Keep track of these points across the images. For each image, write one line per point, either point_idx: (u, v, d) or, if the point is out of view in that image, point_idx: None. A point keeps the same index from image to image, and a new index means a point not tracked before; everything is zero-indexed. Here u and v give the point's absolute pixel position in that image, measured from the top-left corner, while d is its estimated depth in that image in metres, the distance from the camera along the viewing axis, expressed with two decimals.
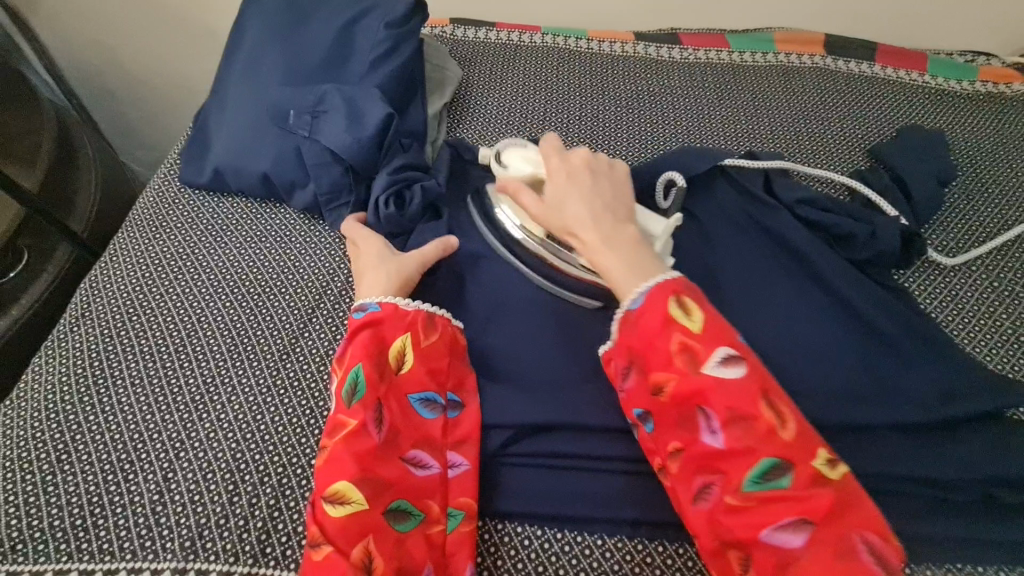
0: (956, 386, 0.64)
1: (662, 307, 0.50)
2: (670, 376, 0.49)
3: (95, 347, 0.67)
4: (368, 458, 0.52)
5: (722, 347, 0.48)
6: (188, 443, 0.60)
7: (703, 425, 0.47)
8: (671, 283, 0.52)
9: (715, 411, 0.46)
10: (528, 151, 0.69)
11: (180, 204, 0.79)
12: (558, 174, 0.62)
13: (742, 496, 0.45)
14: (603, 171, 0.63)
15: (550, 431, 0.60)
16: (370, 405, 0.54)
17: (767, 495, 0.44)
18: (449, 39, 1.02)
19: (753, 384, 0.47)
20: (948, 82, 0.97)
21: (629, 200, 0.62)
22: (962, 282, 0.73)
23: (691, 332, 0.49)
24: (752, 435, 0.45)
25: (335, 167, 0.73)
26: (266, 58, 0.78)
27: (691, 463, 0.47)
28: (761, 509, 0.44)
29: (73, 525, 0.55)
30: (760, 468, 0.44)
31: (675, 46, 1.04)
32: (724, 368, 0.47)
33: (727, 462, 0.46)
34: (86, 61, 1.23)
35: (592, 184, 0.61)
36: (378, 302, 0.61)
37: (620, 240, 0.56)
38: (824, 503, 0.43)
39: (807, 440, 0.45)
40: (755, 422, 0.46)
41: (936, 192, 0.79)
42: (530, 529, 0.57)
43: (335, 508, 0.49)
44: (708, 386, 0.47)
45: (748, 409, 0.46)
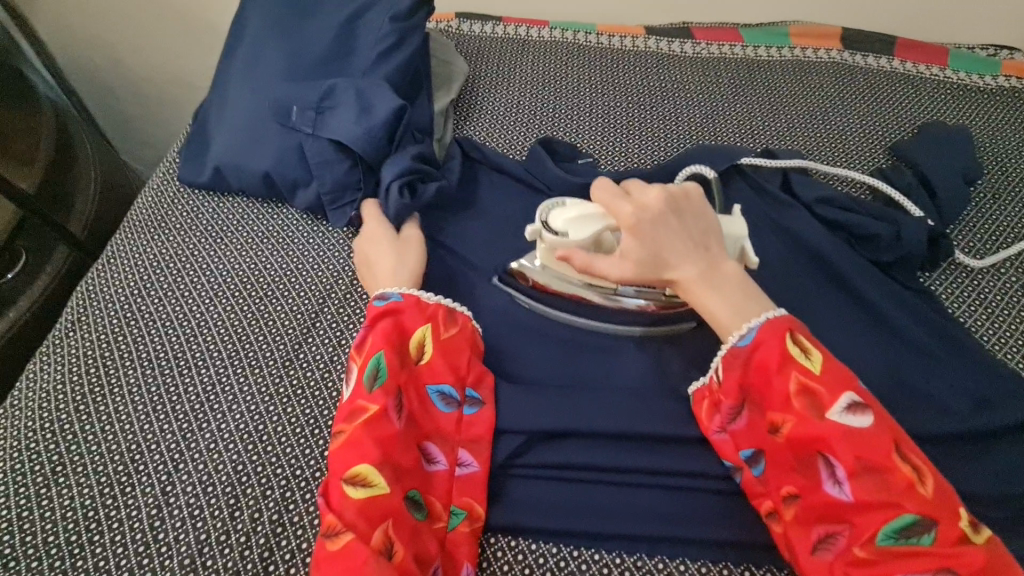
0: (988, 395, 0.61)
1: (778, 346, 0.48)
2: (787, 419, 0.47)
3: (93, 354, 0.65)
4: (390, 444, 0.50)
5: (847, 393, 0.46)
6: (188, 455, 0.57)
7: (824, 474, 0.45)
8: (783, 324, 0.49)
9: (840, 460, 0.44)
10: (571, 206, 0.60)
11: (180, 205, 0.77)
12: (639, 228, 0.54)
13: (874, 550, 0.42)
14: (684, 207, 0.56)
15: (564, 442, 0.57)
16: (392, 391, 0.53)
17: (902, 550, 0.42)
18: (455, 34, 0.99)
19: (883, 434, 0.44)
20: (969, 76, 0.94)
21: (714, 229, 0.56)
22: (991, 284, 0.71)
23: (811, 372, 0.47)
24: (885, 487, 0.43)
25: (339, 165, 0.70)
26: (269, 53, 0.75)
27: (812, 511, 0.46)
28: (894, 564, 0.42)
29: (68, 542, 0.53)
30: (898, 522, 0.42)
31: (686, 41, 1.01)
32: (851, 415, 0.45)
33: (857, 514, 0.44)
34: (86, 58, 1.21)
35: (677, 227, 0.54)
36: (401, 293, 0.59)
37: (727, 282, 0.53)
38: (974, 562, 0.40)
39: (945, 495, 0.43)
40: (888, 474, 0.43)
41: (962, 190, 0.76)
42: (545, 547, 0.54)
43: (353, 489, 0.47)
44: (833, 434, 0.45)
45: (880, 461, 0.43)
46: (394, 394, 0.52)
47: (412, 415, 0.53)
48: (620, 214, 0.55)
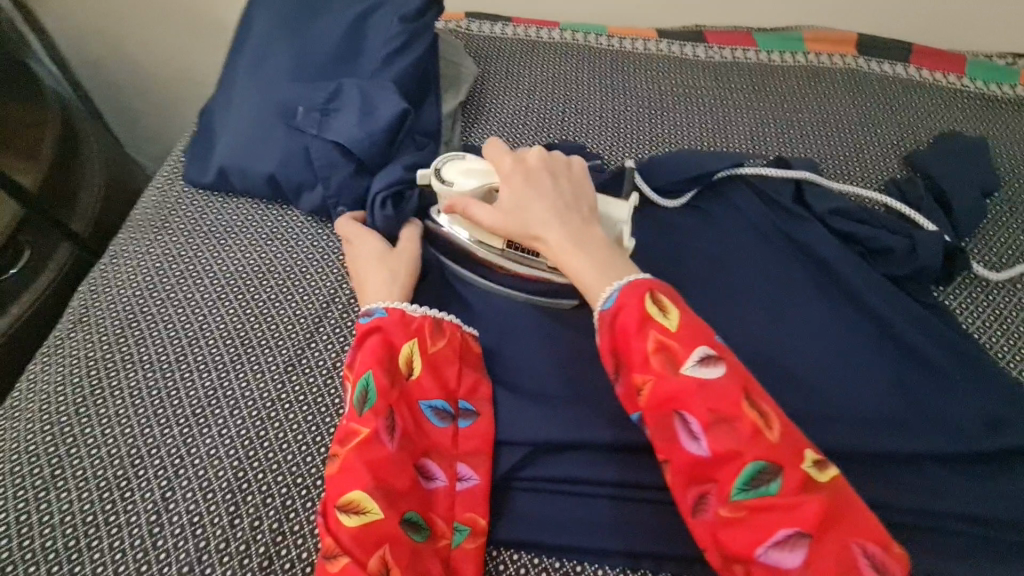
0: (1002, 414, 0.60)
1: (638, 307, 0.48)
2: (647, 378, 0.47)
3: (93, 354, 0.64)
4: (381, 468, 0.49)
5: (700, 347, 0.46)
6: (188, 459, 0.57)
7: (681, 432, 0.45)
8: (643, 286, 0.49)
9: (695, 415, 0.44)
10: (468, 162, 0.62)
11: (183, 204, 0.76)
12: (511, 179, 0.57)
13: (734, 507, 0.43)
14: (560, 170, 0.59)
15: (568, 455, 0.57)
16: (382, 413, 0.52)
17: (755, 502, 0.42)
18: (464, 34, 0.98)
19: (733, 384, 0.45)
20: (987, 85, 0.93)
21: (589, 196, 0.58)
22: (1007, 300, 0.69)
23: (668, 331, 0.47)
24: (736, 438, 0.43)
25: (345, 167, 0.69)
26: (275, 52, 0.74)
27: (681, 475, 0.45)
28: (753, 518, 0.42)
29: (66, 548, 0.52)
30: (749, 472, 0.43)
31: (699, 44, 0.99)
32: (704, 368, 0.46)
33: (716, 470, 0.44)
34: (92, 52, 1.20)
35: (550, 185, 0.57)
36: (384, 307, 0.59)
37: (590, 243, 0.54)
38: (814, 510, 0.41)
39: (793, 441, 0.44)
40: (739, 424, 0.44)
41: (979, 203, 0.74)
42: (547, 561, 0.54)
43: (348, 517, 0.47)
44: (688, 389, 0.45)
45: (732, 412, 0.44)
46: (384, 415, 0.52)
47: (407, 432, 0.53)
48: (501, 168, 0.59)
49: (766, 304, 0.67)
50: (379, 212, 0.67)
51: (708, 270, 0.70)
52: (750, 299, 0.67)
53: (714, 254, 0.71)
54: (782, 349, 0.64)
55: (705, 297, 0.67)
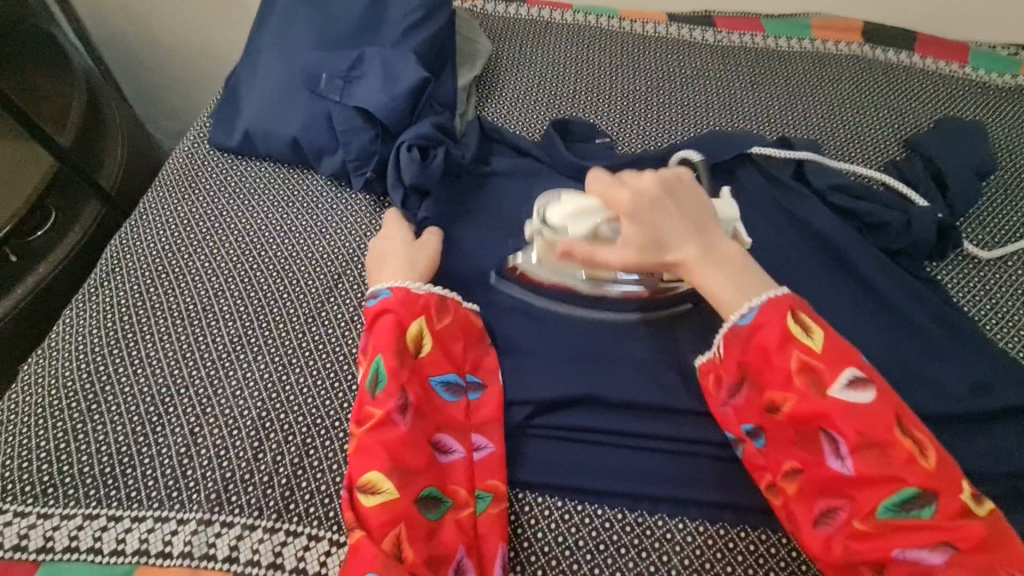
0: (988, 380, 0.63)
1: (781, 328, 0.50)
2: (788, 397, 0.49)
3: (126, 303, 0.68)
4: (397, 448, 0.51)
5: (849, 370, 0.48)
6: (215, 399, 0.60)
7: (827, 449, 0.47)
8: (784, 304, 0.51)
9: (843, 435, 0.46)
10: (565, 202, 0.60)
11: (209, 166, 0.79)
12: (637, 210, 0.55)
13: (874, 523, 0.45)
14: (676, 188, 0.57)
15: (572, 405, 0.60)
16: (395, 393, 0.54)
17: (902, 522, 0.45)
18: (480, 13, 1.01)
19: (886, 409, 0.46)
20: (988, 75, 0.95)
21: (709, 208, 0.58)
22: (997, 276, 0.72)
23: (813, 351, 0.49)
24: (886, 461, 0.45)
25: (365, 133, 0.72)
26: (300, 22, 0.77)
27: (813, 486, 0.48)
28: (895, 535, 0.45)
29: (102, 473, 0.56)
30: (900, 496, 0.45)
31: (708, 29, 1.02)
32: (854, 391, 0.47)
33: (857, 488, 0.46)
34: (114, 25, 1.23)
35: (675, 209, 0.56)
36: (389, 289, 0.60)
37: (730, 261, 0.55)
38: (976, 533, 0.43)
39: (948, 471, 0.45)
40: (890, 448, 0.46)
41: (974, 184, 0.77)
42: (550, 500, 0.57)
43: (368, 498, 0.50)
44: (837, 410, 0.47)
45: (883, 436, 0.46)
46: (396, 396, 0.53)
47: (419, 408, 0.54)
48: (617, 200, 0.56)
49: (764, 273, 0.70)
50: (404, 156, 0.70)
51: None
52: None
53: None
54: None
55: None
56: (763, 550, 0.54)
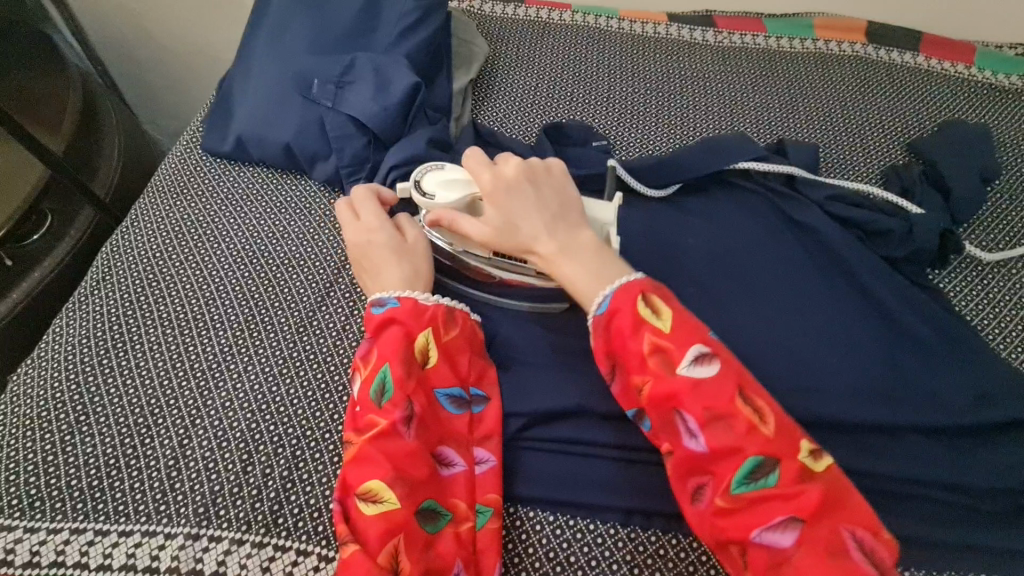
0: (989, 391, 0.61)
1: (632, 311, 0.50)
2: (646, 378, 0.48)
3: (115, 311, 0.67)
4: (401, 459, 0.50)
5: (695, 347, 0.48)
6: (204, 410, 0.60)
7: (680, 428, 0.47)
8: (635, 288, 0.50)
9: (692, 412, 0.46)
10: (446, 171, 0.61)
11: (201, 172, 0.79)
12: (494, 192, 0.56)
13: (732, 498, 0.44)
14: (541, 176, 0.58)
15: (565, 417, 0.59)
16: (400, 403, 0.53)
17: (756, 495, 0.44)
18: (476, 14, 0.99)
19: (728, 381, 0.46)
20: (994, 75, 0.93)
21: (574, 200, 0.58)
22: (1000, 283, 0.71)
23: (662, 332, 0.48)
24: (734, 434, 0.45)
25: (358, 139, 0.71)
26: (293, 26, 0.76)
27: (679, 468, 0.47)
28: (751, 509, 0.44)
29: (90, 486, 0.56)
30: (748, 466, 0.44)
31: (708, 29, 1.00)
32: (698, 366, 0.47)
33: (714, 464, 0.45)
34: (110, 26, 1.22)
35: (533, 195, 0.56)
36: (396, 298, 0.58)
37: (581, 251, 0.54)
38: (813, 500, 0.42)
39: (789, 435, 0.45)
40: (733, 419, 0.45)
41: (978, 189, 0.75)
42: (542, 515, 0.56)
43: (368, 507, 0.48)
44: (683, 388, 0.46)
45: (726, 409, 0.45)
46: (401, 406, 0.52)
47: (422, 419, 0.53)
48: (480, 181, 0.57)
49: (762, 281, 0.69)
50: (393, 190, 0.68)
51: (708, 247, 0.72)
52: (747, 276, 0.69)
53: (714, 231, 0.73)
54: (776, 323, 0.66)
55: (702, 274, 0.69)
56: None
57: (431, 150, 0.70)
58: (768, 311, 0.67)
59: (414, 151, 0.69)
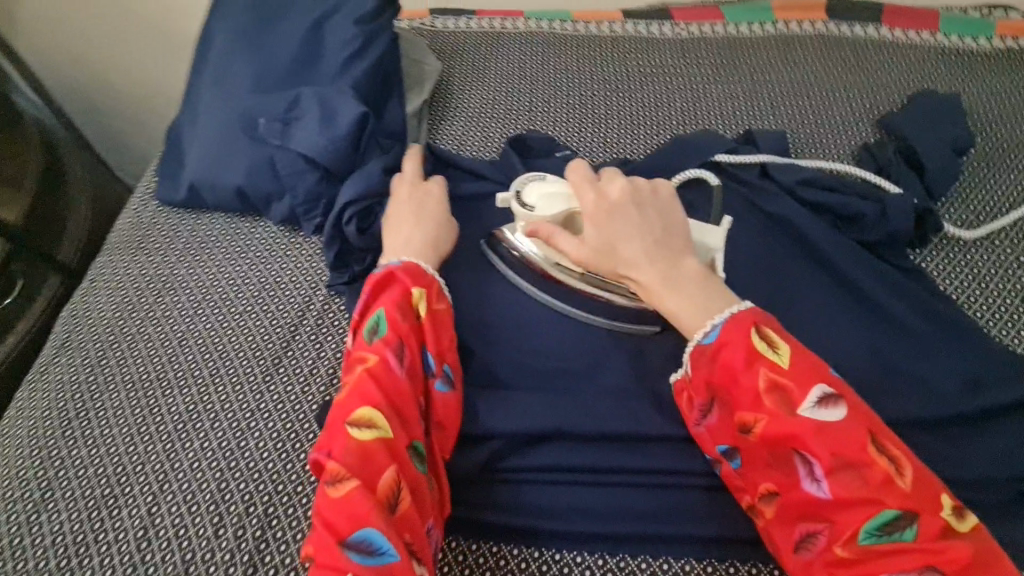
0: (980, 374, 0.59)
1: (745, 344, 0.46)
2: (758, 417, 0.45)
3: (78, 379, 0.65)
4: (392, 394, 0.50)
5: (819, 387, 0.44)
6: (173, 474, 0.58)
7: (802, 472, 0.43)
8: (748, 320, 0.48)
9: (816, 456, 0.42)
10: (546, 184, 0.62)
11: (158, 224, 0.77)
12: (598, 214, 0.56)
13: (856, 549, 0.41)
14: (646, 198, 0.57)
15: (542, 445, 0.57)
16: (392, 343, 0.53)
17: (887, 547, 0.40)
18: (429, 32, 0.98)
19: (858, 426, 0.43)
20: (961, 40, 0.91)
21: (680, 223, 0.57)
22: (984, 258, 0.68)
23: (780, 367, 0.45)
24: (862, 483, 0.41)
25: (309, 175, 0.69)
26: (235, 65, 0.75)
27: (793, 512, 0.44)
28: (880, 563, 0.40)
29: (60, 566, 0.54)
30: (880, 519, 0.41)
31: (666, 22, 0.98)
32: (824, 409, 0.43)
33: (837, 512, 0.42)
34: (68, 76, 1.21)
35: (638, 219, 0.55)
36: (401, 260, 0.58)
37: (686, 279, 0.53)
38: (960, 555, 0.39)
39: (927, 487, 0.42)
40: (867, 469, 0.42)
41: (952, 162, 0.73)
42: (527, 551, 0.54)
43: (359, 433, 0.47)
44: (805, 431, 0.43)
45: (857, 455, 0.42)
46: (394, 344, 0.52)
47: (415, 363, 0.53)
48: (584, 200, 0.57)
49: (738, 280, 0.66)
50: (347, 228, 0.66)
51: None
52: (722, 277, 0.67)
53: None
54: None
55: None
56: None
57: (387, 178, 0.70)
58: None
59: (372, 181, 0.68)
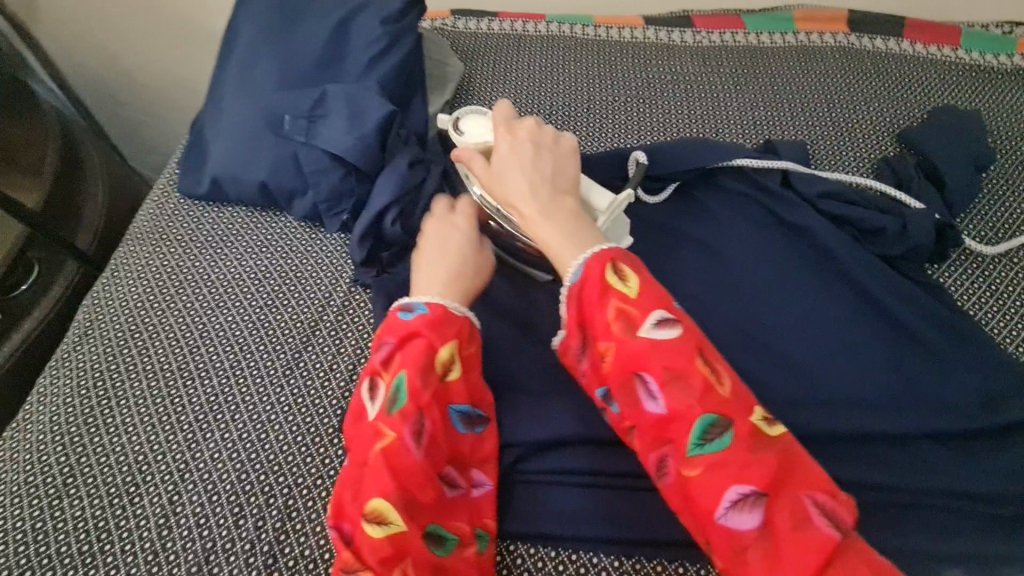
0: (997, 390, 0.59)
1: (597, 276, 0.48)
2: (609, 345, 0.47)
3: (99, 367, 0.66)
4: (407, 478, 0.48)
5: (657, 311, 0.47)
6: (193, 464, 0.59)
7: (643, 393, 0.46)
8: (606, 256, 0.49)
9: (653, 375, 0.45)
10: (485, 117, 0.65)
11: (180, 216, 0.78)
12: (501, 147, 0.58)
13: (693, 466, 0.43)
14: (546, 144, 0.59)
15: (560, 447, 0.58)
16: (410, 417, 0.50)
17: (710, 459, 0.43)
18: (451, 32, 0.98)
19: (688, 343, 0.46)
20: (982, 57, 0.91)
21: (573, 171, 0.58)
22: (1003, 275, 0.68)
23: (627, 297, 0.47)
24: (691, 397, 0.44)
25: (333, 172, 0.70)
26: (261, 61, 0.75)
27: (647, 437, 0.46)
28: (709, 476, 0.42)
29: (80, 553, 0.55)
30: (700, 428, 0.43)
31: (686, 29, 0.99)
32: (661, 330, 0.46)
33: (674, 429, 0.44)
34: (87, 66, 1.22)
35: (532, 157, 0.57)
36: (426, 304, 0.55)
37: (563, 213, 0.53)
38: (768, 463, 0.42)
39: (743, 400, 0.45)
40: (693, 381, 0.45)
41: (972, 179, 0.73)
42: (544, 551, 0.55)
43: (372, 529, 0.46)
44: (644, 350, 0.46)
45: (685, 368, 0.45)
46: (410, 420, 0.50)
47: (434, 437, 0.50)
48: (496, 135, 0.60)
49: (757, 290, 0.67)
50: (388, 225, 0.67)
51: (698, 258, 0.70)
52: (740, 286, 0.67)
53: (703, 242, 0.71)
54: (773, 334, 0.64)
55: (693, 286, 0.68)
56: None
57: (412, 174, 0.69)
58: (764, 321, 0.65)
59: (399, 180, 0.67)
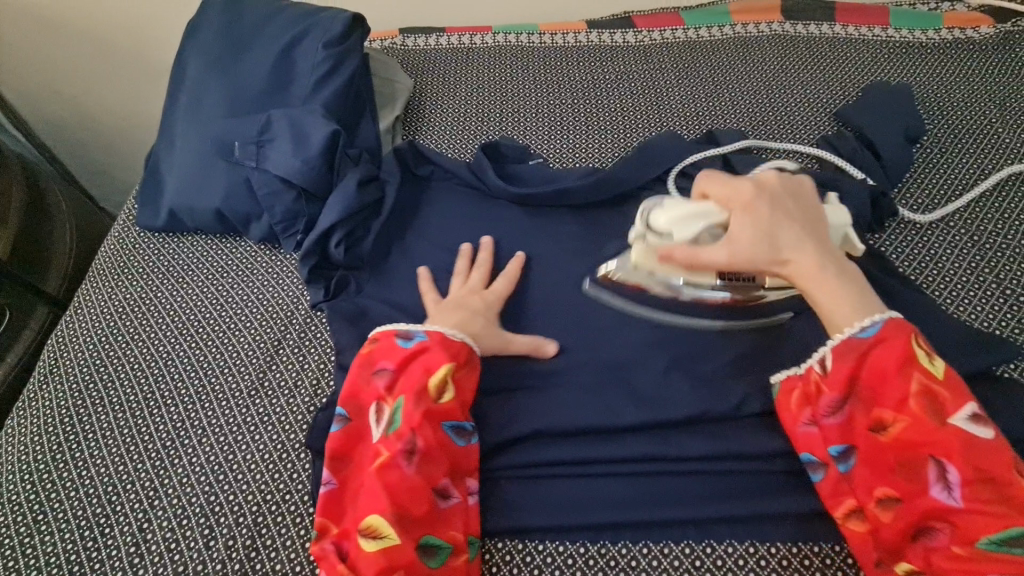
0: (942, 347, 0.61)
1: (903, 344, 0.49)
2: (900, 419, 0.48)
3: (66, 404, 0.67)
4: (400, 493, 0.50)
5: (970, 403, 0.47)
6: (162, 491, 0.59)
7: (932, 477, 0.46)
8: (906, 326, 0.50)
9: (956, 467, 0.45)
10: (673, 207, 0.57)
11: (139, 250, 0.79)
12: (754, 205, 0.54)
13: (973, 550, 0.44)
14: (794, 190, 0.56)
15: (521, 442, 0.59)
16: (403, 435, 0.52)
17: (1004, 557, 0.43)
18: (400, 51, 1.01)
19: (1003, 448, 0.46)
20: (911, 33, 0.94)
21: (824, 220, 0.57)
22: (941, 239, 0.71)
23: (934, 377, 0.48)
24: (997, 498, 0.44)
25: (286, 194, 0.72)
26: (211, 92, 0.77)
27: (912, 512, 0.47)
28: (993, 566, 0.43)
29: None
30: (1008, 531, 0.44)
31: (628, 30, 1.02)
32: (974, 425, 0.46)
33: (963, 518, 0.45)
34: (50, 112, 1.23)
35: (792, 209, 0.54)
36: (424, 331, 0.59)
37: (843, 274, 0.53)
38: None
39: None
40: (1004, 488, 0.45)
41: (904, 150, 0.76)
42: (511, 544, 0.56)
43: (368, 543, 0.48)
44: (954, 439, 0.46)
45: (1000, 475, 0.45)
46: (404, 438, 0.52)
47: (428, 454, 0.52)
48: (734, 192, 0.55)
49: None
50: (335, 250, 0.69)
51: None
52: None
53: None
54: None
55: None
56: (732, 563, 0.53)
57: (362, 193, 0.71)
58: None
59: (347, 202, 0.69)
